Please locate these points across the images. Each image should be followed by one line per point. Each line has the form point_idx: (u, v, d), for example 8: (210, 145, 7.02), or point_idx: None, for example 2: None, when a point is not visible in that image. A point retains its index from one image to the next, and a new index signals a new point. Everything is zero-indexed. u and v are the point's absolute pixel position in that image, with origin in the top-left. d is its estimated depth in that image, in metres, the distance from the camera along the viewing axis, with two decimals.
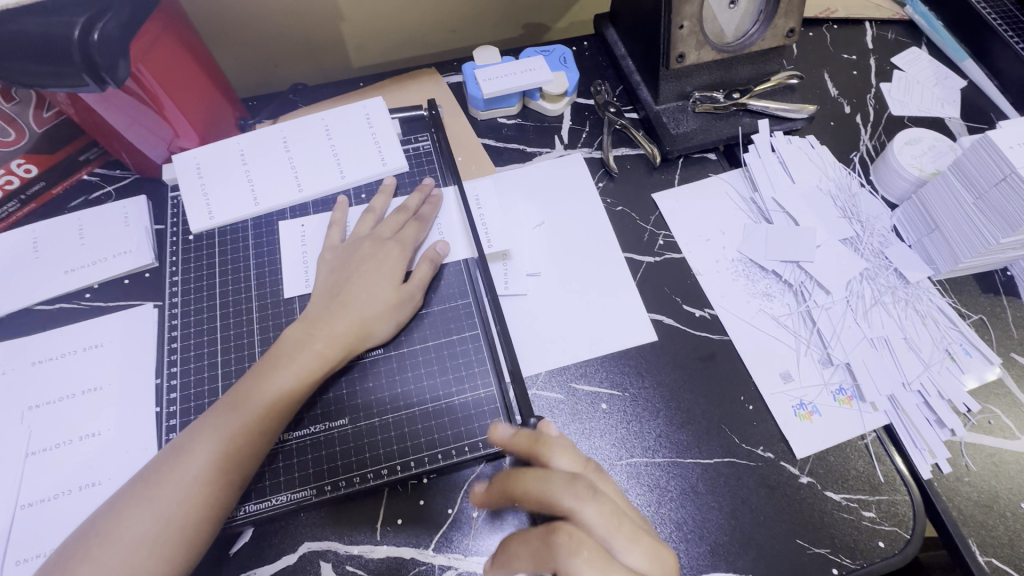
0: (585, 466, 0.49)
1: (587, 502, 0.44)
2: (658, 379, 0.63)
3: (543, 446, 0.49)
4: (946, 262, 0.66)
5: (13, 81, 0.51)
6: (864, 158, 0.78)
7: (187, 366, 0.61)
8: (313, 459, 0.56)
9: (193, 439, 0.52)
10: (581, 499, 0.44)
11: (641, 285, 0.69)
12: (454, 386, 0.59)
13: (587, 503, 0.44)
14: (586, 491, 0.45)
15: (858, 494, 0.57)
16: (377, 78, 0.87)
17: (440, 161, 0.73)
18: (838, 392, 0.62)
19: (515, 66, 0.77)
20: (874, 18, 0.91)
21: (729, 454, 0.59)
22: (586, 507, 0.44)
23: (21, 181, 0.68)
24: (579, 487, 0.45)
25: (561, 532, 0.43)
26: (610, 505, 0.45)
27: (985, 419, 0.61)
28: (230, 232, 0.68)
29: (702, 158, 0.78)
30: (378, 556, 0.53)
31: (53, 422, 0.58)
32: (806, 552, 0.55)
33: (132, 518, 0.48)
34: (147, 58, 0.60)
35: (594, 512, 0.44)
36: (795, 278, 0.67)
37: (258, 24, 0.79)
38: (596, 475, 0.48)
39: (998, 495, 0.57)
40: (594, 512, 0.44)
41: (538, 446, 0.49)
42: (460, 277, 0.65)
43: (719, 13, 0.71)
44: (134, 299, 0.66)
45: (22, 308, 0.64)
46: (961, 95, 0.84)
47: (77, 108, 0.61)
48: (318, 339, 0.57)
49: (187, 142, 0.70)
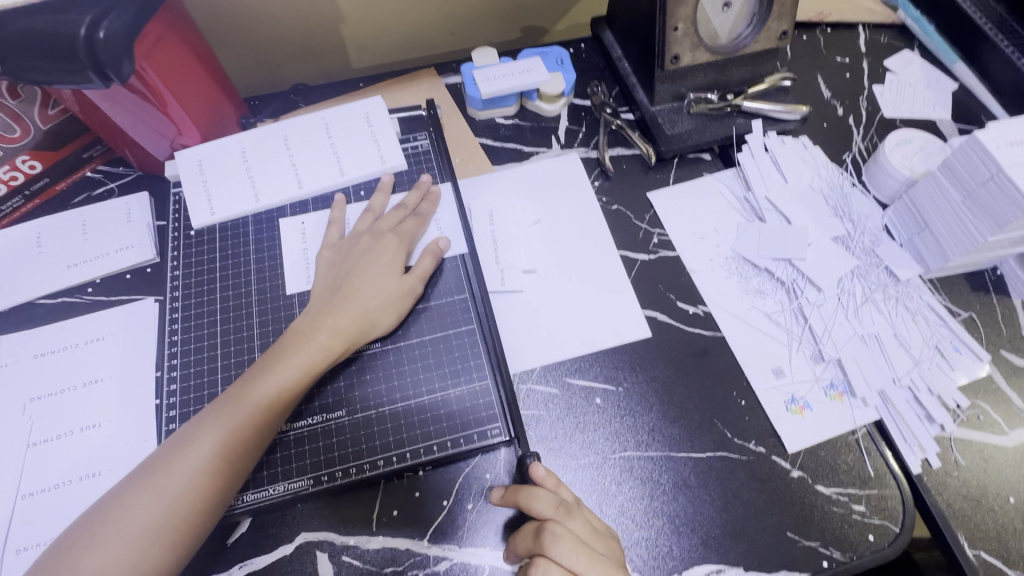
0: (558, 508, 0.51)
1: (554, 545, 0.49)
2: (652, 375, 0.63)
3: (519, 496, 0.52)
4: (936, 260, 0.67)
5: (19, 77, 0.52)
6: (856, 159, 0.79)
7: (188, 358, 0.62)
8: (311, 450, 0.57)
9: (198, 429, 0.52)
10: (548, 542, 0.49)
11: (636, 283, 0.69)
12: (451, 379, 0.60)
13: (553, 544, 0.49)
14: (554, 536, 0.49)
15: (849, 488, 0.58)
16: (377, 78, 0.88)
17: (438, 159, 0.74)
18: (828, 388, 0.63)
19: (513, 67, 0.78)
20: (867, 22, 0.92)
21: (721, 448, 0.60)
22: (554, 547, 0.48)
23: (26, 177, 0.69)
24: (546, 534, 0.49)
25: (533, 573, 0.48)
26: (575, 543, 0.49)
27: (975, 415, 0.62)
28: (230, 228, 0.69)
29: (696, 158, 0.79)
30: (373, 547, 0.54)
31: (55, 413, 0.59)
32: (797, 545, 0.55)
33: (136, 506, 0.49)
34: (152, 58, 0.61)
35: (560, 551, 0.48)
36: (786, 275, 0.68)
37: (260, 24, 0.81)
38: (568, 515, 0.51)
39: (987, 490, 0.58)
40: (561, 551, 0.48)
41: (516, 496, 0.52)
42: (457, 273, 0.66)
43: (713, 15, 0.72)
44: (136, 294, 0.67)
45: (25, 302, 0.65)
46: (952, 98, 0.85)
47: (82, 104, 0.63)
48: (322, 332, 0.57)
49: (189, 139, 0.72)
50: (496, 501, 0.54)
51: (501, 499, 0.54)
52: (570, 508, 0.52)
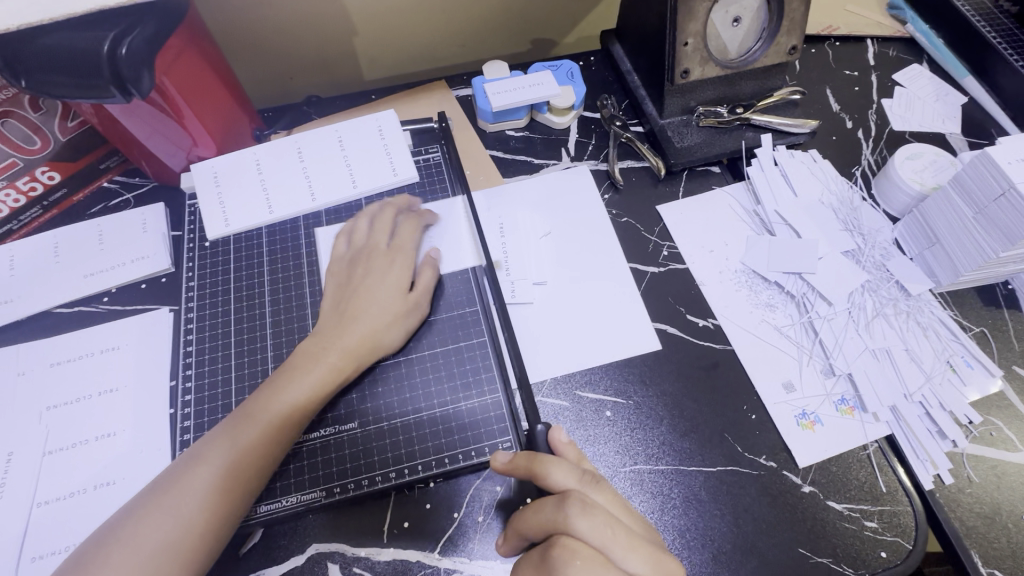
0: (581, 478, 0.49)
1: (581, 516, 0.46)
2: (661, 388, 0.64)
3: (539, 463, 0.50)
4: (947, 274, 0.67)
5: (42, 92, 0.54)
6: (865, 173, 0.79)
7: (202, 368, 0.62)
8: (323, 462, 0.57)
9: (212, 445, 0.53)
10: (575, 514, 0.46)
11: (645, 296, 0.70)
12: (462, 392, 0.61)
13: (581, 516, 0.46)
14: (581, 505, 0.46)
15: (861, 503, 0.58)
16: (389, 91, 0.89)
17: (450, 171, 0.75)
18: (839, 403, 0.63)
19: (524, 80, 0.79)
20: (875, 36, 0.93)
21: (732, 462, 0.60)
22: (579, 520, 0.46)
23: (44, 188, 0.71)
24: (572, 501, 0.47)
25: (558, 547, 0.44)
26: (605, 516, 0.46)
27: (987, 431, 0.61)
28: (244, 240, 0.70)
29: (706, 171, 0.79)
30: (384, 559, 0.54)
31: (70, 422, 0.60)
32: (808, 562, 0.55)
33: (152, 523, 0.49)
34: (171, 71, 0.62)
35: (588, 523, 0.45)
36: (797, 289, 0.68)
37: (274, 38, 0.82)
38: (593, 486, 0.49)
39: (1000, 507, 0.58)
40: (587, 524, 0.45)
41: (535, 465, 0.50)
42: (468, 285, 0.67)
43: (722, 30, 0.73)
44: (150, 303, 0.68)
45: (41, 311, 0.66)
46: (961, 111, 0.85)
47: (101, 117, 0.64)
48: (333, 351, 0.58)
49: (205, 151, 0.73)
50: (508, 470, 0.52)
51: (513, 467, 0.52)
52: (594, 478, 0.50)
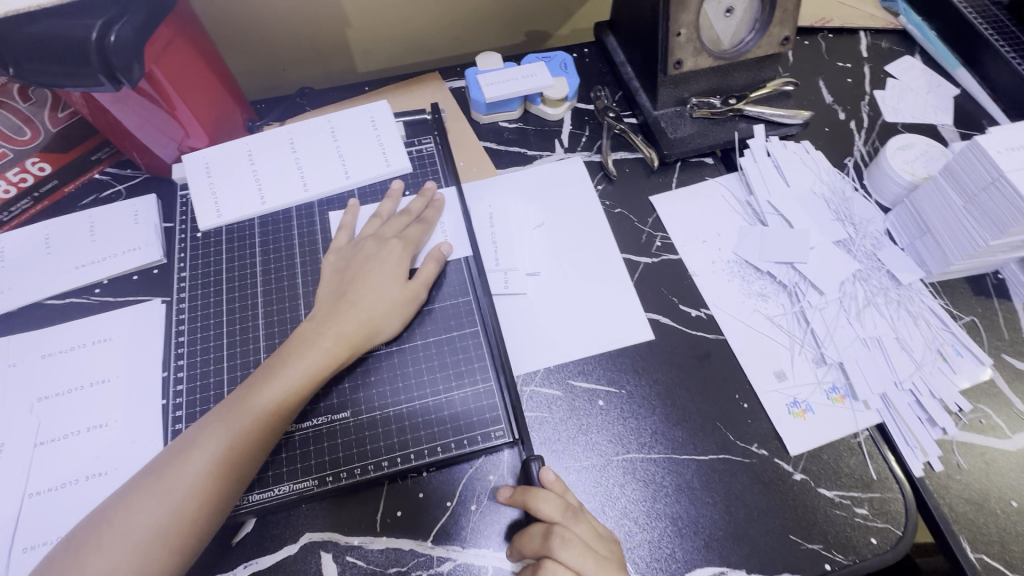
0: (564, 513, 0.50)
1: (562, 550, 0.48)
2: (653, 378, 0.64)
3: (525, 497, 0.51)
4: (938, 264, 0.67)
5: (31, 81, 0.53)
6: (857, 163, 0.79)
7: (194, 359, 0.62)
8: (316, 450, 0.57)
9: (203, 434, 0.53)
10: (556, 549, 0.48)
11: (638, 286, 0.70)
12: (454, 381, 0.61)
13: (561, 552, 0.48)
14: (563, 541, 0.49)
15: (851, 491, 0.58)
16: (382, 82, 0.89)
17: (443, 163, 0.75)
18: (831, 391, 0.63)
19: (517, 71, 0.79)
20: (868, 28, 0.93)
21: (723, 451, 0.60)
22: (561, 553, 0.48)
23: (35, 179, 0.70)
24: (552, 539, 0.49)
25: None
26: (584, 550, 0.48)
27: (977, 419, 0.62)
28: (237, 230, 0.70)
29: (699, 162, 0.79)
30: (377, 548, 0.54)
31: (63, 413, 0.60)
32: (799, 548, 0.55)
33: (143, 510, 0.49)
34: (161, 61, 0.62)
35: (568, 556, 0.48)
36: (789, 279, 0.69)
37: (266, 29, 0.81)
38: (575, 521, 0.50)
39: (990, 493, 0.58)
40: (568, 556, 0.48)
41: (522, 496, 0.51)
42: (461, 275, 0.67)
43: (715, 21, 0.73)
44: (143, 294, 0.68)
45: (34, 302, 0.66)
46: (953, 103, 0.85)
47: (91, 106, 0.64)
48: (326, 337, 0.58)
49: (197, 142, 0.72)
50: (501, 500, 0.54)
51: (504, 496, 0.53)
52: (576, 512, 0.51)
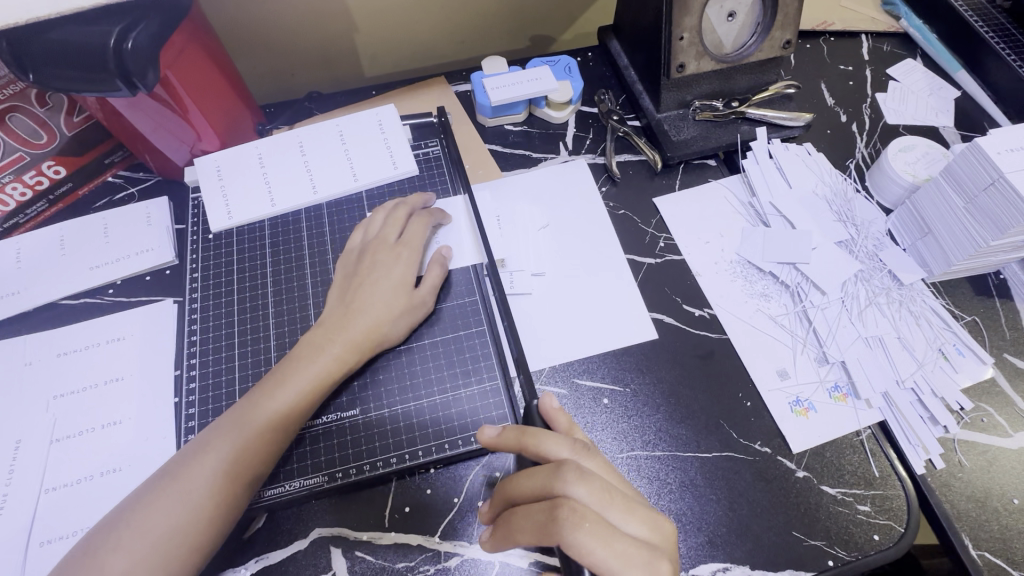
0: (574, 448, 0.50)
1: (580, 482, 0.46)
2: (657, 376, 0.65)
3: (532, 437, 0.50)
4: (939, 264, 0.68)
5: (50, 86, 0.55)
6: (859, 165, 0.80)
7: (206, 357, 0.63)
8: (326, 448, 0.58)
9: (218, 434, 0.54)
10: (573, 478, 0.46)
11: (642, 286, 0.71)
12: (461, 379, 0.62)
13: (580, 480, 0.46)
14: (579, 471, 0.47)
15: (853, 488, 0.59)
16: (388, 86, 0.90)
17: (449, 166, 0.76)
18: (833, 390, 0.64)
19: (522, 75, 0.80)
20: (870, 31, 0.94)
21: (727, 448, 0.61)
22: (578, 486, 0.46)
23: (50, 182, 0.72)
24: (570, 469, 0.47)
25: (562, 511, 0.44)
26: (601, 482, 0.47)
27: (978, 418, 0.63)
28: (247, 232, 0.71)
29: (702, 164, 0.80)
30: (386, 543, 0.55)
31: (78, 410, 0.61)
32: (802, 544, 0.56)
33: (160, 509, 0.50)
34: (176, 66, 0.63)
35: (587, 489, 0.46)
36: (791, 279, 0.70)
37: (276, 34, 0.83)
38: (585, 454, 0.50)
39: (991, 491, 0.59)
40: (586, 490, 0.46)
41: (525, 438, 0.50)
42: (468, 275, 0.68)
43: (718, 25, 0.74)
44: (155, 295, 0.69)
45: (49, 302, 0.67)
46: (955, 105, 0.86)
47: (106, 111, 0.65)
48: (336, 343, 0.59)
49: (208, 145, 0.74)
50: (500, 444, 0.52)
51: (504, 441, 0.51)
52: (586, 447, 0.50)
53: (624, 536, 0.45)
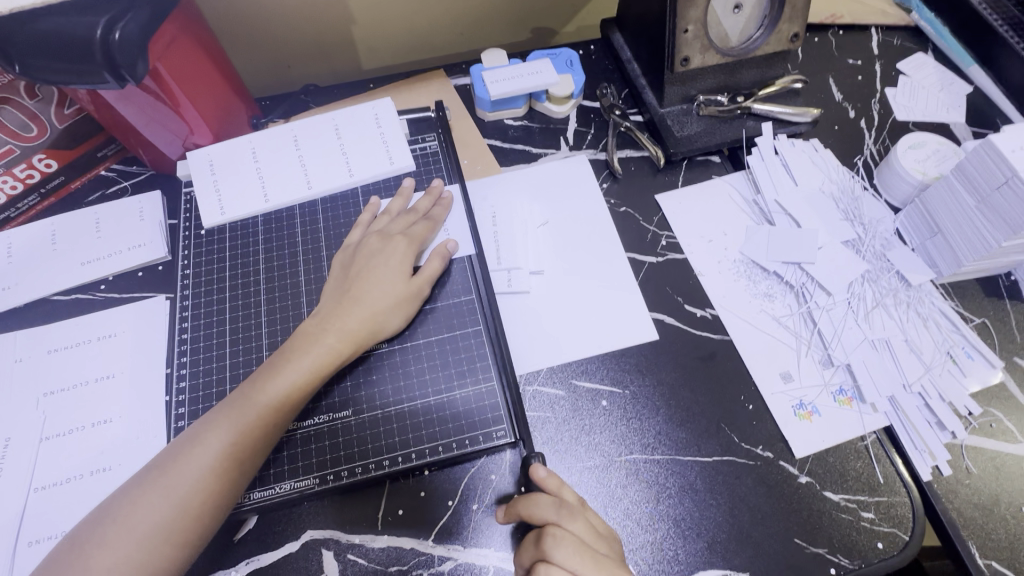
0: (559, 510, 0.50)
1: (558, 549, 0.48)
2: (657, 378, 0.63)
3: (518, 504, 0.52)
4: (949, 265, 0.66)
5: (37, 78, 0.54)
6: (867, 162, 0.78)
7: (197, 355, 0.62)
8: (317, 449, 0.57)
9: (207, 430, 0.53)
10: (551, 546, 0.48)
11: (642, 285, 0.69)
12: (456, 380, 0.60)
13: (557, 549, 0.48)
14: (556, 540, 0.49)
15: (857, 494, 0.58)
16: (386, 79, 0.88)
17: (446, 160, 0.75)
18: (837, 393, 0.62)
19: (522, 68, 0.79)
20: (880, 24, 0.91)
21: (727, 452, 0.59)
22: (555, 553, 0.48)
23: (41, 176, 0.71)
24: (547, 537, 0.49)
25: None
26: (579, 546, 0.49)
27: (987, 423, 0.61)
28: (241, 228, 0.70)
29: (705, 161, 0.78)
30: (378, 546, 0.54)
31: (67, 408, 0.60)
32: (803, 552, 0.55)
33: (146, 506, 0.49)
34: (166, 58, 0.62)
35: (563, 556, 0.48)
36: (796, 279, 0.68)
37: (272, 26, 0.81)
38: (570, 516, 0.50)
39: (999, 499, 0.57)
40: (562, 555, 0.48)
41: (515, 506, 0.52)
42: (464, 273, 0.67)
43: (724, 17, 0.72)
44: (148, 292, 0.68)
45: (40, 298, 0.66)
46: (966, 101, 0.84)
47: (97, 103, 0.64)
48: (329, 334, 0.58)
49: (201, 138, 0.72)
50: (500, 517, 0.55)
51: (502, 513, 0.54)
52: (572, 507, 0.51)
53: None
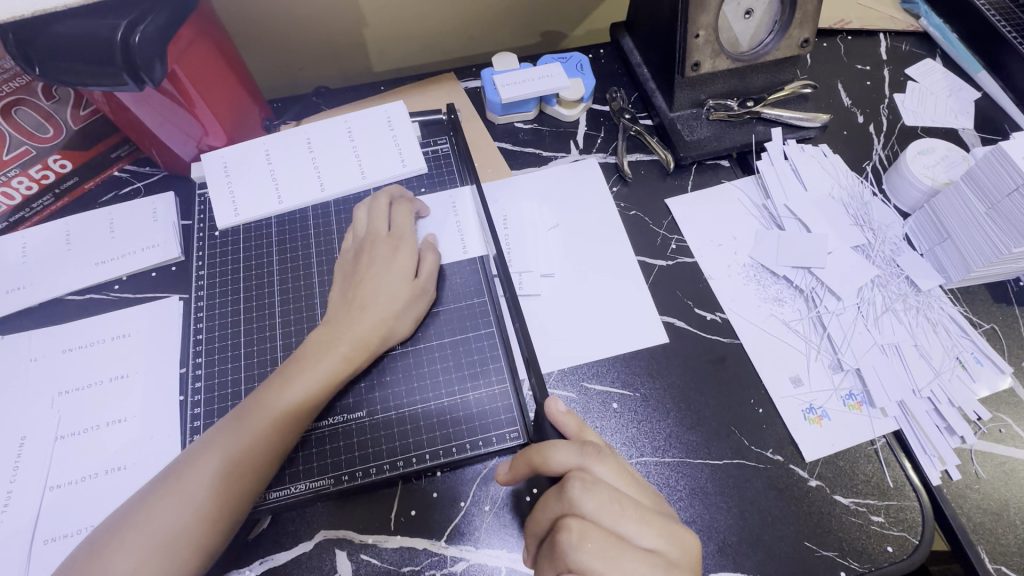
0: (582, 451, 0.48)
1: (586, 494, 0.45)
2: (667, 381, 0.64)
3: (537, 451, 0.49)
4: (958, 271, 0.66)
5: (56, 80, 0.54)
6: (876, 167, 0.78)
7: (212, 357, 0.63)
8: (332, 450, 0.57)
9: (223, 434, 0.53)
10: (579, 491, 0.45)
11: (652, 288, 0.70)
12: (469, 383, 0.61)
13: (586, 494, 0.45)
14: (584, 483, 0.45)
15: (867, 498, 0.58)
16: (397, 82, 0.89)
17: (457, 163, 0.75)
18: (847, 398, 0.63)
19: (533, 72, 0.79)
20: (888, 30, 0.92)
21: (738, 455, 0.60)
22: (585, 499, 0.45)
23: (56, 176, 0.71)
24: (575, 481, 0.46)
25: (568, 531, 0.44)
26: (609, 491, 0.46)
27: (995, 428, 0.61)
28: (254, 229, 0.70)
29: (715, 165, 0.79)
30: (391, 547, 0.55)
31: (82, 407, 0.60)
32: (813, 555, 0.55)
33: (163, 509, 0.50)
34: (183, 60, 0.62)
35: (594, 502, 0.45)
36: (805, 284, 0.68)
37: (284, 28, 0.82)
38: (595, 456, 0.48)
39: (1008, 503, 0.58)
40: (593, 502, 0.45)
41: (533, 455, 0.49)
42: (476, 276, 0.67)
43: (735, 23, 0.72)
44: (161, 292, 0.68)
45: (54, 298, 0.67)
46: (974, 107, 0.84)
47: (112, 104, 0.64)
48: (344, 339, 0.58)
49: (215, 140, 0.73)
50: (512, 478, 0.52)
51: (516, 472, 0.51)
52: (596, 449, 0.48)
53: (637, 551, 0.44)
